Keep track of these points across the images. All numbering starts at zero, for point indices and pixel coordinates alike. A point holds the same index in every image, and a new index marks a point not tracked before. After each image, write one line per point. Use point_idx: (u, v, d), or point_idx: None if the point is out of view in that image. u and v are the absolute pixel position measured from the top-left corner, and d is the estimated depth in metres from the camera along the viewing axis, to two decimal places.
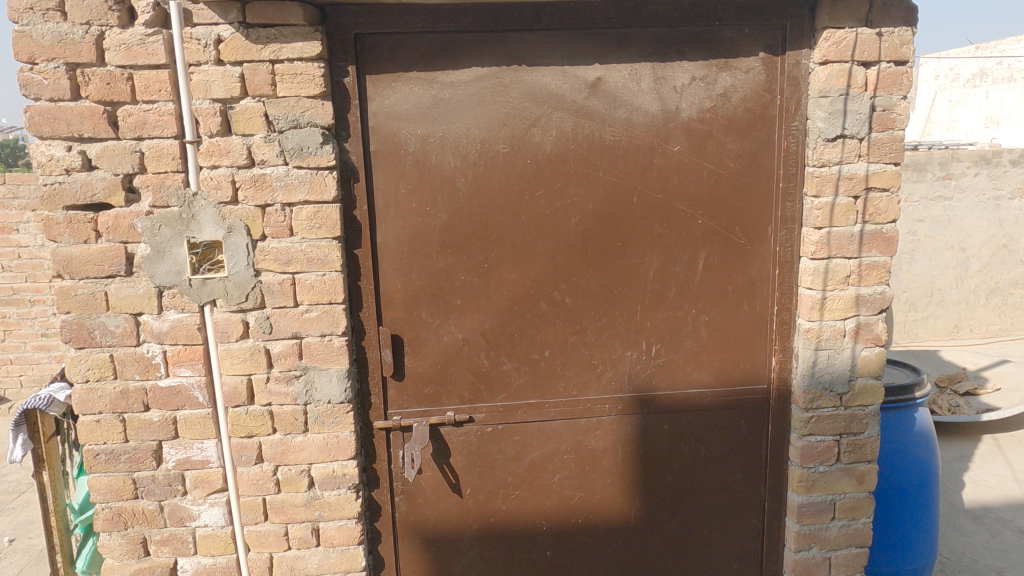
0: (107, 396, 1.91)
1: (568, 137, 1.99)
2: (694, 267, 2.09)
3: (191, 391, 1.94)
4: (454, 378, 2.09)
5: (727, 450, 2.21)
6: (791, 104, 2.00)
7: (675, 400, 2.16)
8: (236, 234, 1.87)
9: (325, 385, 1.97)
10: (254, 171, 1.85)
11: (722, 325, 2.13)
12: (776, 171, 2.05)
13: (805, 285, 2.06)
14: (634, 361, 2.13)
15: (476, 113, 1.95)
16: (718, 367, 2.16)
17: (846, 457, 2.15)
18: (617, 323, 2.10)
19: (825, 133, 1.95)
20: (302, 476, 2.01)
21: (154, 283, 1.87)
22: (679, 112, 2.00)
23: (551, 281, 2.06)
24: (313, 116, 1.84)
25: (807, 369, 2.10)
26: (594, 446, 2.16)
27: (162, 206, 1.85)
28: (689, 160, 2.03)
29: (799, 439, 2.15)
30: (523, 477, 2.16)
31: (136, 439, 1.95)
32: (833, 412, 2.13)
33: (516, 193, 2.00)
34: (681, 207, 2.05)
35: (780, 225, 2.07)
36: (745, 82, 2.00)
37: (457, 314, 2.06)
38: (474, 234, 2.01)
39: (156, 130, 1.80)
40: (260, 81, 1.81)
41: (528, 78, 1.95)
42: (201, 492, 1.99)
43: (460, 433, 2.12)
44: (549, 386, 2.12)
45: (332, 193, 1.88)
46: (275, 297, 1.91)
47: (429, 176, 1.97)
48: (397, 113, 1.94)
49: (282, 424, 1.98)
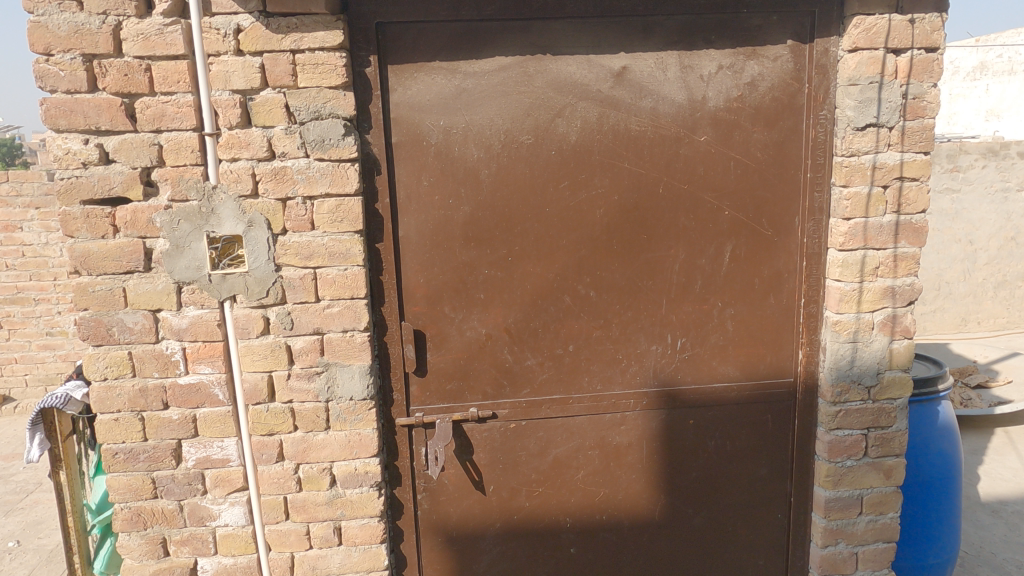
0: (126, 394, 1.89)
1: (593, 127, 1.96)
2: (720, 260, 2.05)
3: (211, 388, 1.91)
4: (477, 374, 2.06)
5: (754, 444, 2.18)
6: (820, 93, 1.97)
7: (701, 394, 2.13)
8: (256, 228, 1.84)
9: (347, 382, 1.94)
10: (274, 164, 1.82)
11: (748, 318, 2.10)
12: (804, 162, 2.02)
13: (834, 277, 2.03)
14: (660, 355, 2.10)
15: (499, 103, 1.92)
16: (744, 362, 2.13)
17: (874, 451, 2.13)
18: (642, 316, 2.07)
19: (855, 122, 1.92)
20: (323, 474, 1.99)
21: (173, 279, 1.85)
22: (705, 101, 1.96)
23: (575, 275, 2.03)
24: (334, 107, 1.80)
25: (836, 363, 2.07)
26: (619, 441, 2.13)
27: (181, 200, 1.82)
28: (716, 150, 1.99)
29: (826, 433, 2.12)
30: (546, 474, 2.13)
31: (156, 438, 1.93)
32: (861, 406, 2.10)
33: (540, 185, 1.97)
34: (707, 198, 2.01)
35: (808, 216, 2.04)
36: (773, 71, 1.97)
37: (480, 309, 2.02)
38: (498, 227, 1.98)
39: (175, 122, 1.77)
40: (281, 71, 1.77)
41: (552, 67, 1.92)
42: (221, 492, 1.97)
43: (483, 430, 2.09)
44: (573, 381, 2.09)
45: (354, 186, 1.84)
46: (296, 293, 1.88)
47: (452, 168, 1.94)
48: (420, 104, 1.90)
49: (303, 422, 1.96)
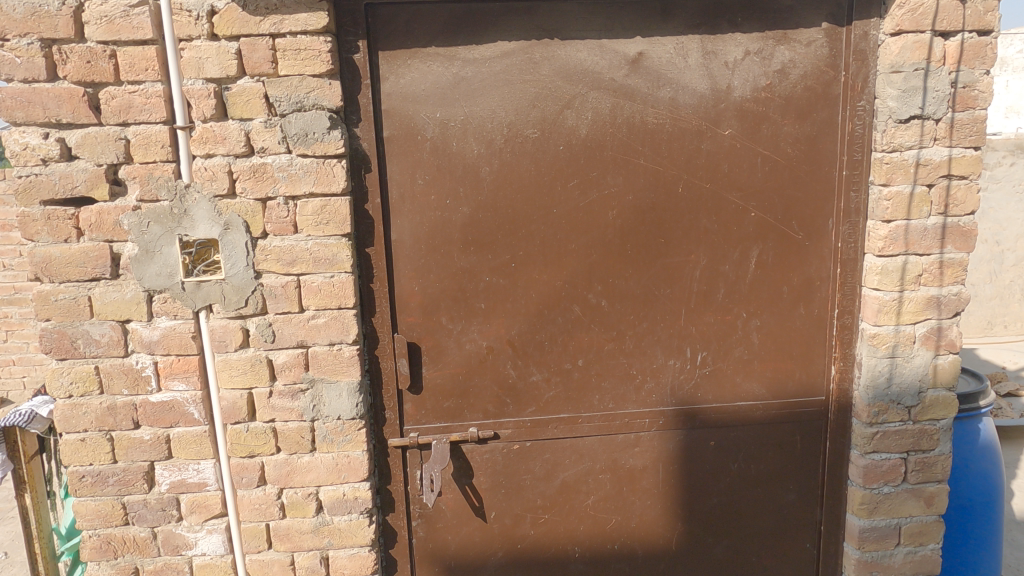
0: (93, 413, 1.73)
1: (605, 120, 1.77)
2: (746, 266, 1.86)
3: (185, 407, 1.75)
4: (477, 390, 1.88)
5: (781, 468, 1.99)
6: (858, 82, 1.77)
7: (723, 414, 1.94)
8: (233, 231, 1.67)
9: (333, 400, 1.77)
10: (253, 160, 1.65)
11: (776, 330, 1.91)
12: (840, 158, 1.83)
13: (872, 285, 1.84)
14: (678, 371, 1.91)
15: (503, 93, 1.74)
16: (771, 378, 1.94)
17: (913, 477, 1.93)
18: (659, 328, 1.88)
19: (897, 114, 1.73)
20: (309, 500, 1.82)
21: (143, 287, 1.68)
22: (730, 91, 1.78)
23: (585, 282, 1.84)
24: (319, 97, 1.63)
25: (872, 380, 1.88)
26: (632, 464, 1.95)
27: (151, 200, 1.65)
28: (741, 145, 1.80)
29: (861, 457, 1.93)
30: (553, 499, 1.95)
31: (126, 460, 1.77)
32: (900, 427, 1.90)
33: (547, 184, 1.79)
34: (731, 198, 1.83)
35: (843, 218, 1.85)
36: (806, 57, 1.77)
37: (481, 320, 1.84)
38: (500, 230, 1.80)
39: (143, 114, 1.61)
40: (260, 58, 1.60)
41: (560, 53, 1.74)
42: (198, 518, 1.82)
43: (484, 452, 1.91)
44: (582, 399, 1.91)
45: (341, 184, 1.67)
46: (278, 302, 1.71)
47: (449, 165, 1.76)
48: (414, 94, 1.72)
49: (286, 443, 1.79)
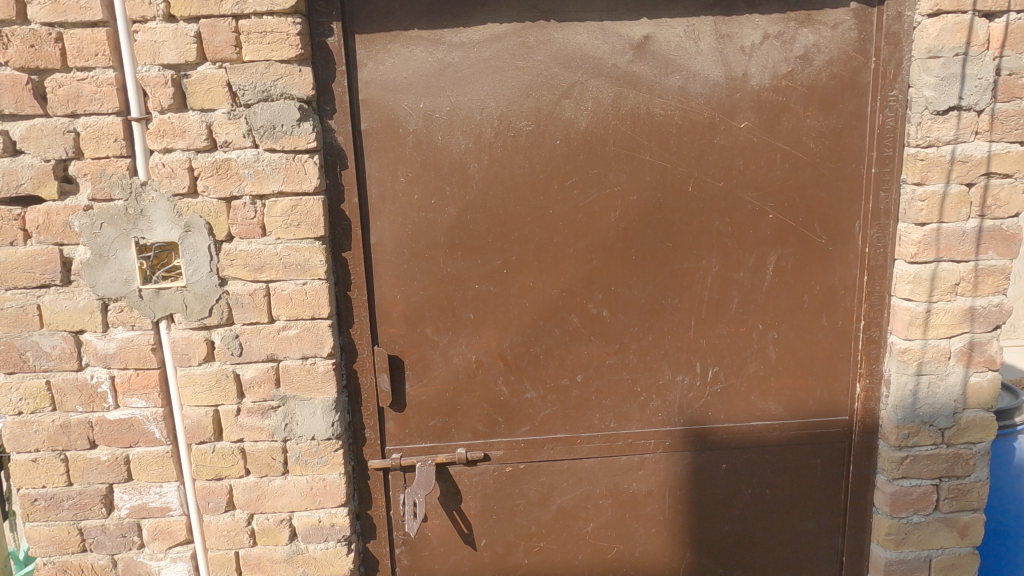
0: (45, 431, 1.59)
1: (608, 111, 1.60)
2: (763, 273, 1.69)
3: (146, 425, 1.60)
4: (466, 408, 1.72)
5: (799, 493, 1.82)
6: (891, 69, 1.59)
7: (737, 435, 1.77)
8: (195, 234, 1.51)
9: (307, 419, 1.62)
10: (216, 156, 1.49)
11: (795, 344, 1.73)
12: (868, 153, 1.65)
13: (902, 295, 1.66)
14: (686, 388, 1.74)
15: (493, 81, 1.57)
16: (789, 396, 1.76)
17: (946, 506, 1.75)
18: (666, 341, 1.71)
19: (934, 104, 1.54)
20: (281, 527, 1.67)
21: (96, 295, 1.53)
22: (746, 79, 1.60)
23: (584, 290, 1.67)
24: (287, 85, 1.47)
25: (902, 400, 1.69)
26: (636, 489, 1.78)
27: (104, 199, 1.50)
28: (759, 139, 1.63)
29: (888, 483, 1.75)
30: (549, 526, 1.79)
31: (82, 482, 1.62)
32: (933, 452, 1.72)
33: (542, 182, 1.62)
34: (747, 198, 1.65)
35: (871, 220, 1.67)
36: (831, 41, 1.59)
37: (469, 331, 1.68)
38: (491, 232, 1.63)
39: (93, 104, 1.45)
40: (221, 42, 1.44)
41: (557, 36, 1.56)
42: (161, 545, 1.67)
43: (473, 474, 1.75)
44: (581, 418, 1.74)
45: (313, 182, 1.51)
46: (245, 312, 1.56)
47: (434, 160, 1.60)
48: (395, 83, 1.56)
49: (256, 465, 1.64)
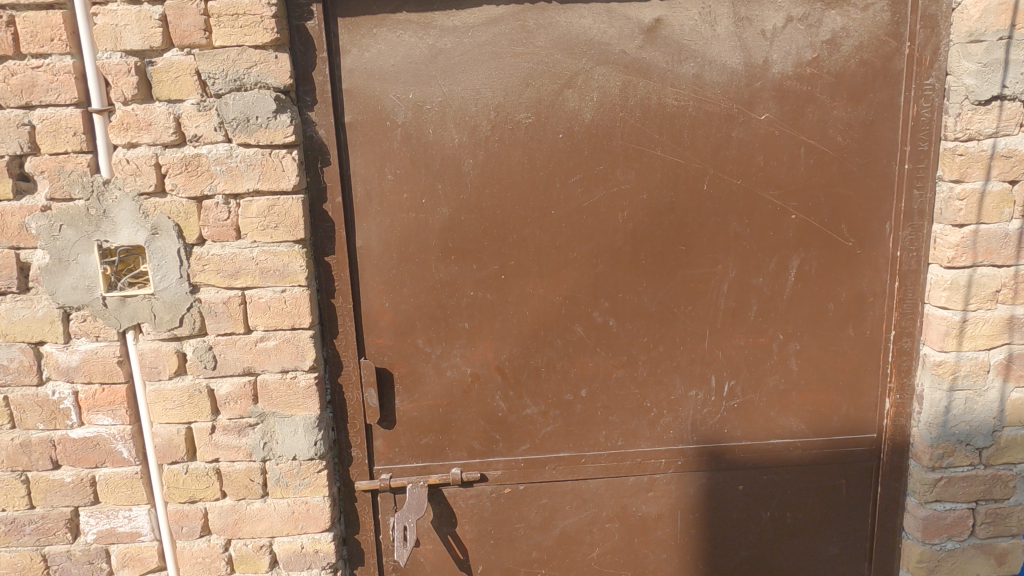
0: (4, 450, 1.46)
1: (615, 102, 1.46)
2: (784, 279, 1.55)
3: (113, 444, 1.47)
4: (460, 425, 1.59)
5: (822, 516, 1.68)
6: (927, 55, 1.45)
7: (755, 454, 1.63)
8: (163, 237, 1.38)
9: (287, 437, 1.49)
10: (185, 151, 1.36)
11: (818, 356, 1.59)
12: (900, 148, 1.50)
13: (936, 303, 1.51)
14: (700, 403, 1.60)
15: (489, 69, 1.43)
16: (812, 412, 1.62)
17: (983, 531, 1.60)
18: (678, 353, 1.57)
19: (975, 94, 1.40)
20: (261, 553, 1.54)
21: (56, 303, 1.40)
22: (767, 66, 1.46)
23: (590, 298, 1.54)
24: (262, 74, 1.34)
25: (936, 417, 1.55)
26: (645, 512, 1.64)
27: (63, 199, 1.36)
28: (781, 133, 1.49)
29: (920, 507, 1.61)
30: (551, 551, 1.66)
31: (44, 506, 1.49)
32: (969, 473, 1.57)
33: (543, 180, 1.48)
34: (767, 197, 1.51)
35: (903, 221, 1.52)
36: (861, 24, 1.45)
37: (464, 342, 1.55)
38: (487, 234, 1.50)
39: (50, 95, 1.32)
40: (189, 25, 1.31)
41: (560, 20, 1.43)
42: (132, 572, 1.54)
43: (469, 496, 1.62)
44: (586, 436, 1.60)
45: (291, 180, 1.38)
46: (219, 322, 1.43)
47: (425, 156, 1.46)
48: (381, 71, 1.42)
49: (233, 487, 1.50)
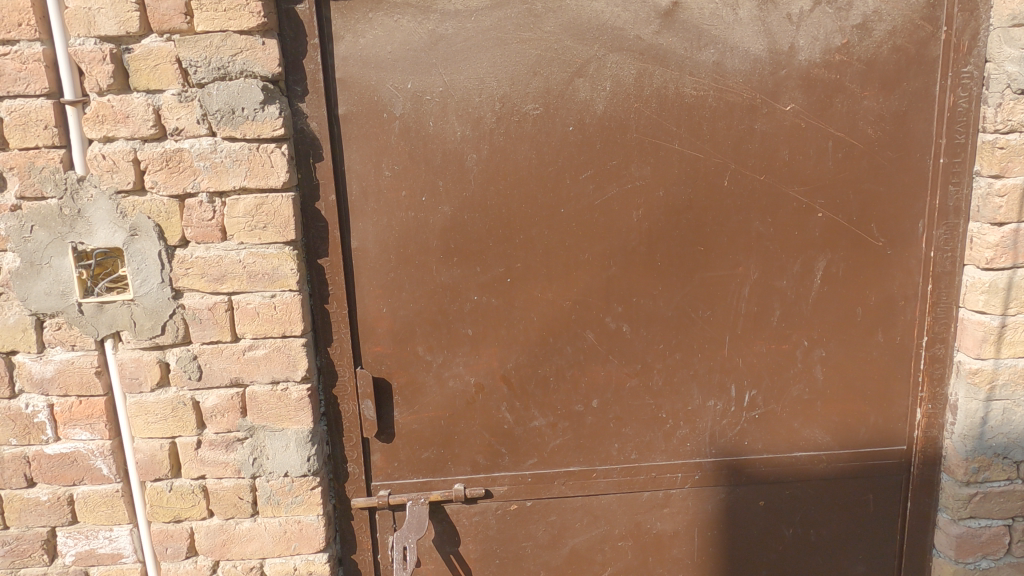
0: None
1: (629, 91, 1.36)
2: (809, 281, 1.45)
3: (91, 461, 1.37)
4: (464, 438, 1.49)
5: (848, 532, 1.58)
6: (965, 40, 1.34)
7: (777, 467, 1.53)
8: (143, 238, 1.28)
9: (279, 453, 1.39)
10: (166, 146, 1.26)
11: (845, 363, 1.49)
12: (934, 141, 1.40)
13: (973, 307, 1.41)
14: (718, 414, 1.50)
15: (494, 57, 1.33)
16: (838, 423, 1.52)
17: (1020, 549, 1.51)
18: (696, 360, 1.47)
19: (1018, 82, 1.30)
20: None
21: (28, 309, 1.30)
22: (793, 53, 1.35)
23: (602, 302, 1.44)
24: (249, 62, 1.24)
25: (971, 429, 1.45)
26: (660, 529, 1.55)
27: (34, 197, 1.26)
28: (807, 124, 1.38)
29: (953, 524, 1.51)
30: (560, 571, 1.56)
31: (19, 526, 1.39)
32: (1006, 488, 1.48)
33: (552, 176, 1.38)
34: (792, 194, 1.41)
35: (937, 220, 1.42)
36: (894, 7, 1.35)
37: (468, 350, 1.45)
38: (492, 234, 1.40)
39: (18, 85, 1.22)
40: (168, 9, 1.20)
41: (570, 3, 1.32)
42: None
43: (473, 514, 1.52)
44: (597, 449, 1.51)
45: (281, 177, 1.28)
46: (204, 329, 1.33)
47: (425, 151, 1.36)
48: (378, 59, 1.32)
49: (220, 506, 1.40)
